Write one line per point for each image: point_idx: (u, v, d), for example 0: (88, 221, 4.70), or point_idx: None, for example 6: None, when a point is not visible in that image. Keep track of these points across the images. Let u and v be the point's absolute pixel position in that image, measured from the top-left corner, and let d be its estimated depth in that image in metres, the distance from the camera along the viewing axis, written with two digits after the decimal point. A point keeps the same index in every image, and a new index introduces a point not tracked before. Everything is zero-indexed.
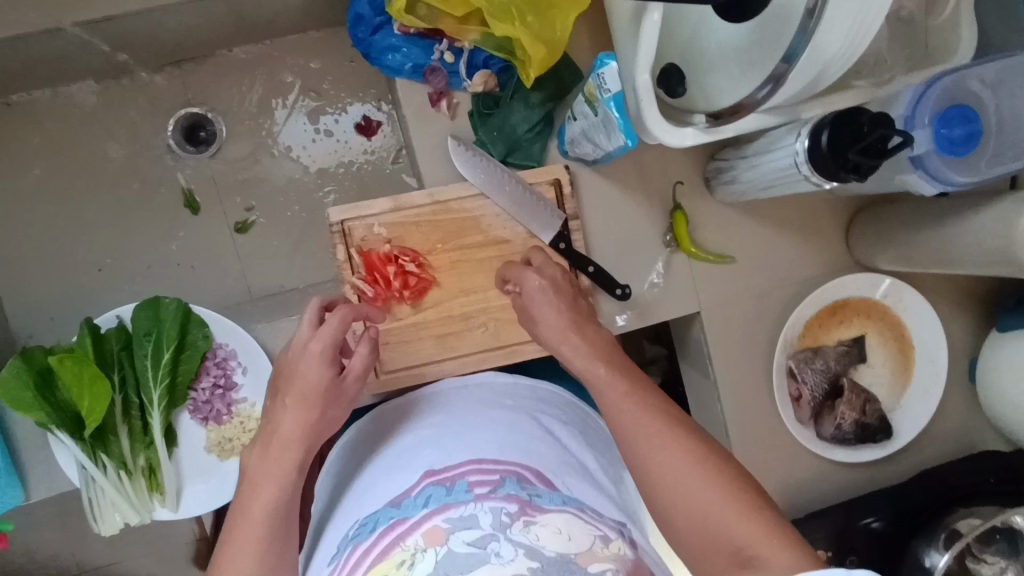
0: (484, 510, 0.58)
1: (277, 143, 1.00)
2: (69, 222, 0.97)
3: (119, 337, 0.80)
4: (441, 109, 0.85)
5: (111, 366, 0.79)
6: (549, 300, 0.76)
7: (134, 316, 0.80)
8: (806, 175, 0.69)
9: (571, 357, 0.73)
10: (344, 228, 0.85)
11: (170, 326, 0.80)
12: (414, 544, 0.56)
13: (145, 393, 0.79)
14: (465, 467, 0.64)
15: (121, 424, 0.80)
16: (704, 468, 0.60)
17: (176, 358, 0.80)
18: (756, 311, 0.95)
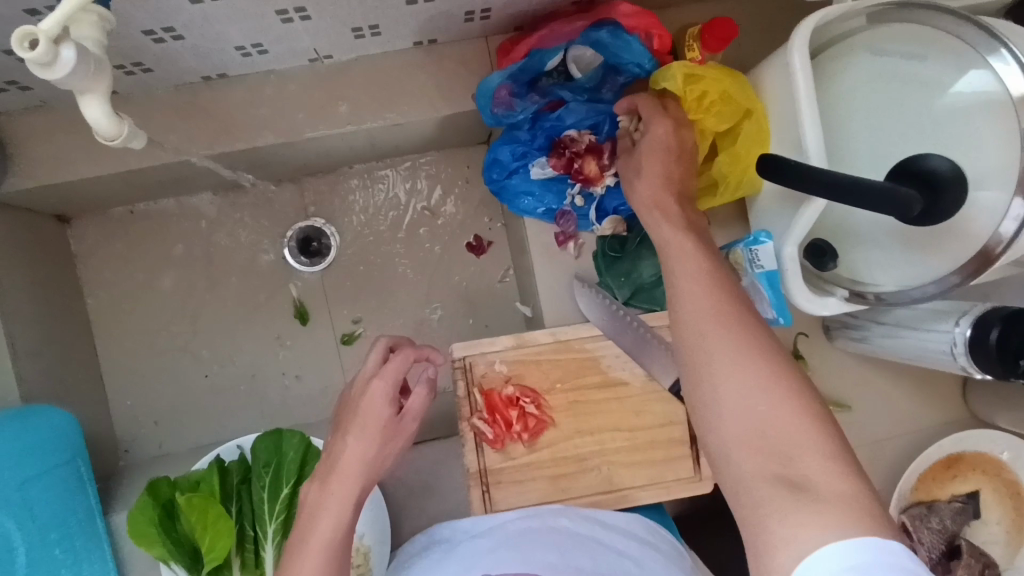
0: None
1: (389, 257, 1.01)
2: (181, 326, 0.98)
3: (240, 469, 0.80)
4: (567, 249, 0.87)
5: (231, 499, 0.79)
6: (656, 153, 0.69)
7: (255, 446, 0.80)
8: (962, 364, 0.68)
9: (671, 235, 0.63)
10: (466, 364, 0.84)
11: (291, 461, 0.80)
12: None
13: (260, 526, 0.78)
14: None
15: (234, 558, 0.78)
16: (774, 400, 0.48)
17: (294, 492, 0.79)
18: (868, 461, 0.93)
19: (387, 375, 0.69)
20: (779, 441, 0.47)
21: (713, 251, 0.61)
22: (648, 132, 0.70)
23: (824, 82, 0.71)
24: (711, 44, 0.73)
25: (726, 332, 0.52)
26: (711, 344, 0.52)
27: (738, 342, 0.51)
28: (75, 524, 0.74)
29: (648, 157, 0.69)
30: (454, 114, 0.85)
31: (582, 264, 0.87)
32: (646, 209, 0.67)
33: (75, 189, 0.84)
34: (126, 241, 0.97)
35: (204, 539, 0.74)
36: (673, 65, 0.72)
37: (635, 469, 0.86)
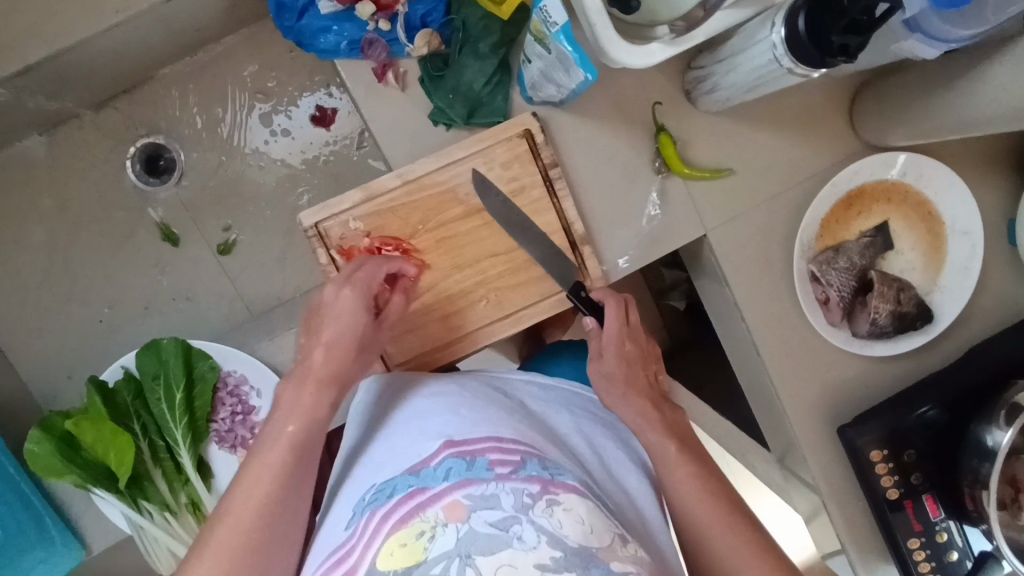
0: (506, 491, 0.59)
1: (238, 154, 0.96)
2: (60, 280, 0.96)
3: (129, 387, 0.81)
4: (388, 82, 0.80)
5: (131, 416, 0.81)
6: (625, 362, 0.79)
7: (139, 364, 0.81)
8: (790, 68, 0.63)
9: (640, 424, 0.75)
10: (319, 230, 0.81)
11: (175, 365, 0.80)
12: (434, 517, 0.58)
13: (168, 435, 0.81)
14: (486, 442, 0.65)
15: (154, 468, 0.82)
16: (698, 465, 0.71)
17: (189, 395, 0.81)
18: (767, 220, 0.89)
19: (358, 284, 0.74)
20: None
21: (698, 454, 0.73)
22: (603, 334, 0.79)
23: None
24: None
25: (664, 429, 0.74)
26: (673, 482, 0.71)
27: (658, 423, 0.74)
28: None
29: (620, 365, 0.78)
30: None
31: (412, 96, 0.81)
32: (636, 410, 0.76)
33: None
34: None
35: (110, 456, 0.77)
36: None
37: (522, 290, 0.85)
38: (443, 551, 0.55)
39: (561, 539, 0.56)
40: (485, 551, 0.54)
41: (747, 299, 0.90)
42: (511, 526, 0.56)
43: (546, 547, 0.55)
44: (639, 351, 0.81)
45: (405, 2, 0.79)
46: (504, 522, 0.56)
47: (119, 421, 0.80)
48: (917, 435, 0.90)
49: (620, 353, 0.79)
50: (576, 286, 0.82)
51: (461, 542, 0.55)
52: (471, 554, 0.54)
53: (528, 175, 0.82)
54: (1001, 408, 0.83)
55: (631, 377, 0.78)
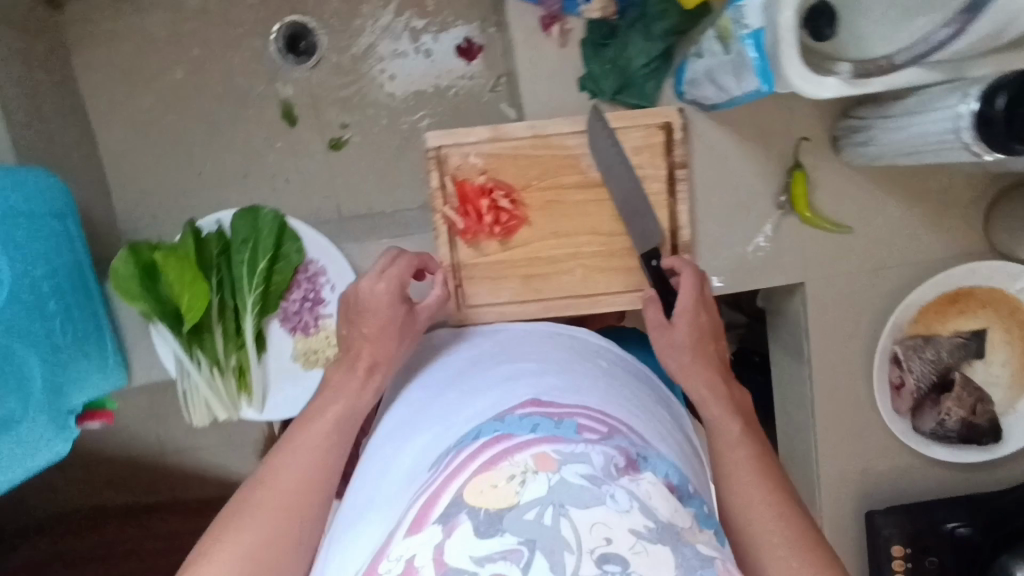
0: (595, 452, 0.57)
1: (375, 59, 0.97)
2: (176, 124, 0.99)
3: (218, 242, 0.83)
4: (552, 34, 0.80)
5: (212, 270, 0.83)
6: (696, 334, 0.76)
7: (234, 223, 0.83)
8: (966, 144, 0.62)
9: (702, 398, 0.73)
10: (440, 154, 0.81)
11: (266, 236, 0.82)
12: (523, 465, 0.54)
13: (240, 297, 0.83)
14: (571, 405, 0.64)
15: (216, 323, 0.85)
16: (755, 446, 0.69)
17: (270, 268, 0.83)
18: (866, 289, 0.87)
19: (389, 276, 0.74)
20: None
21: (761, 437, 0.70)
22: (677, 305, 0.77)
23: None
24: None
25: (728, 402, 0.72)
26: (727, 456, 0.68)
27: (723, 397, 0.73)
28: (65, 278, 0.77)
29: (688, 334, 0.75)
30: None
31: (567, 55, 0.81)
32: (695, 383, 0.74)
33: None
34: (117, 31, 0.96)
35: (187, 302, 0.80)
36: None
37: (610, 275, 0.85)
38: (536, 497, 0.51)
39: (653, 509, 0.52)
40: (577, 502, 0.50)
41: (818, 359, 0.89)
42: (603, 485, 0.52)
43: (639, 513, 0.50)
44: (712, 326, 0.77)
45: None
46: (596, 479, 0.52)
47: (202, 271, 0.82)
48: (944, 547, 0.87)
49: (692, 324, 0.76)
50: (652, 251, 0.80)
51: (553, 492, 0.51)
52: (565, 503, 0.50)
53: (654, 168, 0.82)
54: None
55: (698, 347, 0.75)
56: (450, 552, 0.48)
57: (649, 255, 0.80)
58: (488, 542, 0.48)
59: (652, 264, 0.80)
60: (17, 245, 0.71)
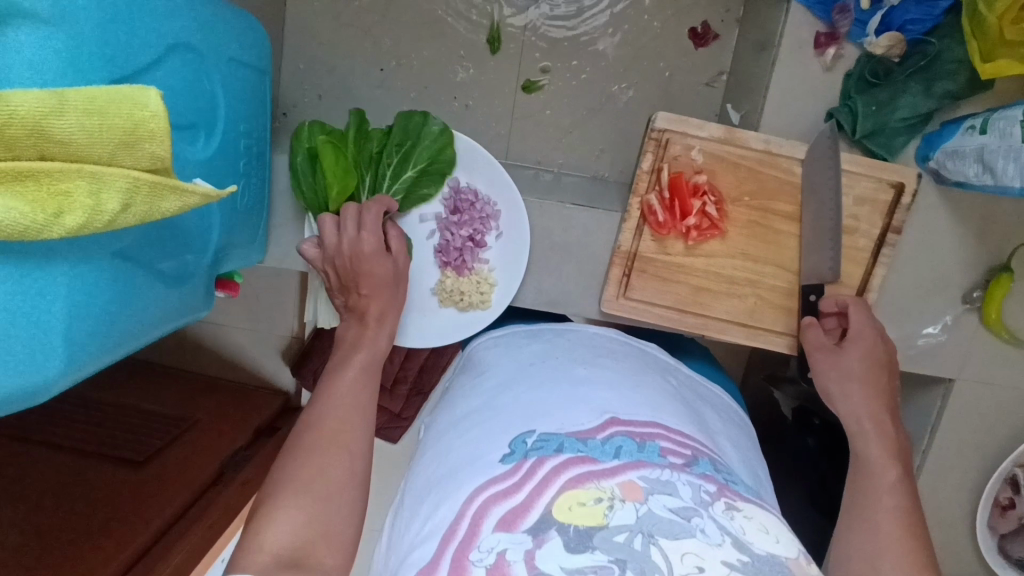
0: (682, 481, 0.56)
1: (606, 14, 0.90)
2: (373, 10, 0.92)
3: (377, 140, 0.80)
4: (824, 55, 0.75)
5: (363, 169, 0.79)
6: (866, 362, 0.73)
7: (392, 123, 0.79)
8: None
9: (862, 432, 0.70)
10: (663, 138, 0.77)
11: (426, 147, 0.79)
12: (611, 490, 0.53)
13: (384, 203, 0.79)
14: (650, 428, 0.64)
15: None
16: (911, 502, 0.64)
17: (418, 176, 0.80)
18: (1012, 406, 0.86)
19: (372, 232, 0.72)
20: None
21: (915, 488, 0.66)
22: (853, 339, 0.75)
23: None
24: None
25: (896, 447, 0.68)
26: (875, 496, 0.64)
27: (886, 444, 0.68)
28: (254, 141, 0.71)
29: (860, 361, 0.73)
30: None
31: (828, 82, 0.77)
32: (856, 418, 0.71)
33: None
34: None
35: (337, 194, 0.75)
36: None
37: (779, 313, 0.82)
38: (624, 523, 0.50)
39: (746, 543, 0.50)
40: (667, 534, 0.49)
41: (937, 456, 0.88)
42: (693, 517, 0.51)
43: (731, 549, 0.49)
44: (887, 358, 0.75)
45: None
46: (686, 512, 0.51)
47: (355, 166, 0.78)
48: None
49: (864, 350, 0.74)
50: (813, 286, 0.78)
51: (641, 520, 0.50)
52: (655, 535, 0.49)
53: (867, 223, 0.79)
54: None
55: (869, 373, 0.73)
56: (542, 560, 0.48)
57: (809, 289, 0.78)
58: (579, 558, 0.47)
59: (810, 299, 0.78)
60: (233, 88, 0.65)
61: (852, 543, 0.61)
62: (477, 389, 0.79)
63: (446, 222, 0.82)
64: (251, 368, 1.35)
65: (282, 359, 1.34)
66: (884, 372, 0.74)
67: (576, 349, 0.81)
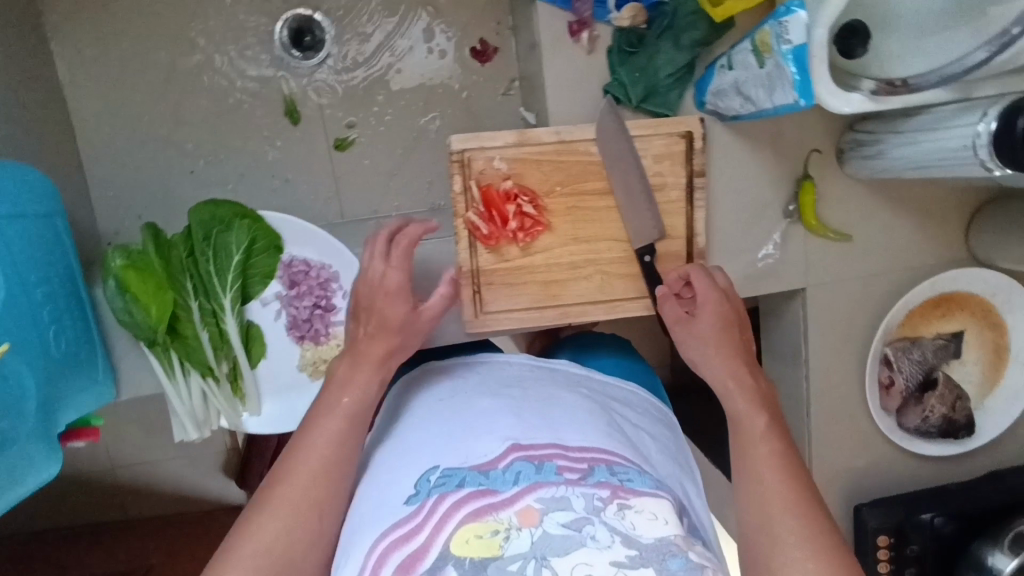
0: (576, 493, 0.54)
1: (389, 58, 0.94)
2: (166, 119, 0.92)
3: (183, 243, 0.77)
4: (580, 41, 0.80)
5: (183, 274, 0.77)
6: (714, 324, 0.76)
7: (190, 220, 0.77)
8: (981, 160, 0.66)
9: (727, 389, 0.71)
10: (463, 158, 0.80)
11: (238, 232, 0.78)
12: (508, 519, 0.52)
13: (215, 300, 0.78)
14: (552, 440, 0.61)
15: (199, 330, 0.79)
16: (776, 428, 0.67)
17: (245, 261, 0.79)
18: (862, 293, 0.93)
19: (394, 270, 0.71)
20: None
21: (784, 430, 0.68)
22: (700, 306, 0.77)
23: None
24: None
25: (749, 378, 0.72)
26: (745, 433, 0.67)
27: (748, 390, 0.70)
28: (57, 284, 0.70)
29: (709, 322, 0.76)
30: None
31: (595, 62, 0.81)
32: (719, 382, 0.72)
33: None
34: (100, 16, 0.88)
35: (157, 310, 0.74)
36: None
37: (626, 280, 0.86)
38: (519, 552, 0.50)
39: (635, 538, 0.51)
40: (558, 555, 0.49)
41: (818, 360, 0.94)
42: (585, 526, 0.51)
43: (620, 547, 0.50)
44: (735, 315, 0.78)
45: None
46: (577, 522, 0.51)
47: (172, 276, 0.76)
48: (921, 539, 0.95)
49: (714, 311, 0.77)
50: (647, 247, 0.83)
51: (536, 544, 0.50)
52: (548, 557, 0.49)
53: (674, 176, 0.83)
54: (1006, 533, 0.91)
55: (721, 332, 0.76)
56: None
57: (644, 250, 0.83)
58: None
59: (646, 259, 0.83)
60: (12, 243, 0.64)
61: (743, 491, 0.63)
62: (376, 433, 0.73)
63: (289, 298, 0.82)
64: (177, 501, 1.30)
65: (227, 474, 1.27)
66: (734, 330, 0.76)
67: (479, 365, 0.78)
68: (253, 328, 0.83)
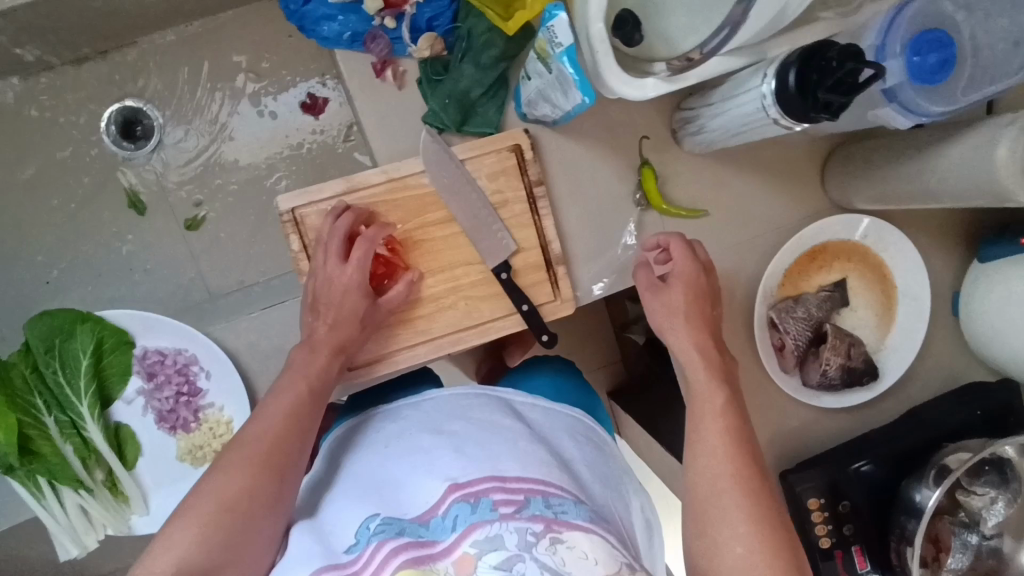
0: (509, 529, 0.57)
1: (223, 130, 0.94)
2: (9, 237, 0.91)
3: (26, 361, 0.76)
4: (387, 79, 0.80)
5: (32, 392, 0.76)
6: (691, 297, 0.79)
7: (28, 337, 0.76)
8: (775, 118, 0.65)
9: (692, 360, 0.76)
10: (296, 216, 0.79)
11: (79, 338, 0.76)
12: (443, 569, 0.56)
13: (71, 410, 0.76)
14: (490, 475, 0.62)
15: (62, 443, 0.77)
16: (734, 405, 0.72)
17: (96, 364, 0.77)
18: (735, 263, 0.92)
19: (359, 265, 0.77)
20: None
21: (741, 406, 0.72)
22: (675, 274, 0.79)
23: None
24: None
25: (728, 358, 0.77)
26: (699, 417, 0.71)
27: (710, 360, 0.75)
28: None
29: (677, 291, 0.78)
30: None
31: (409, 95, 0.81)
32: (686, 350, 0.77)
33: None
34: None
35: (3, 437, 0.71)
36: None
37: (492, 301, 0.84)
38: None
39: None
40: None
41: None
42: (514, 565, 0.55)
43: None
44: (708, 288, 0.81)
45: (415, 4, 0.79)
46: (507, 563, 0.55)
47: (19, 397, 0.75)
48: (853, 490, 0.91)
49: (686, 286, 0.79)
50: (502, 263, 0.83)
51: None
52: None
53: (513, 190, 0.83)
54: (930, 467, 0.88)
55: (693, 309, 0.78)
56: None
57: (500, 267, 0.83)
58: None
59: (502, 277, 0.83)
60: None
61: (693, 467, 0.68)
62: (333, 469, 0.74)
63: (150, 391, 0.80)
64: None
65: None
66: (700, 300, 0.79)
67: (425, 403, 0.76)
68: (120, 429, 0.81)
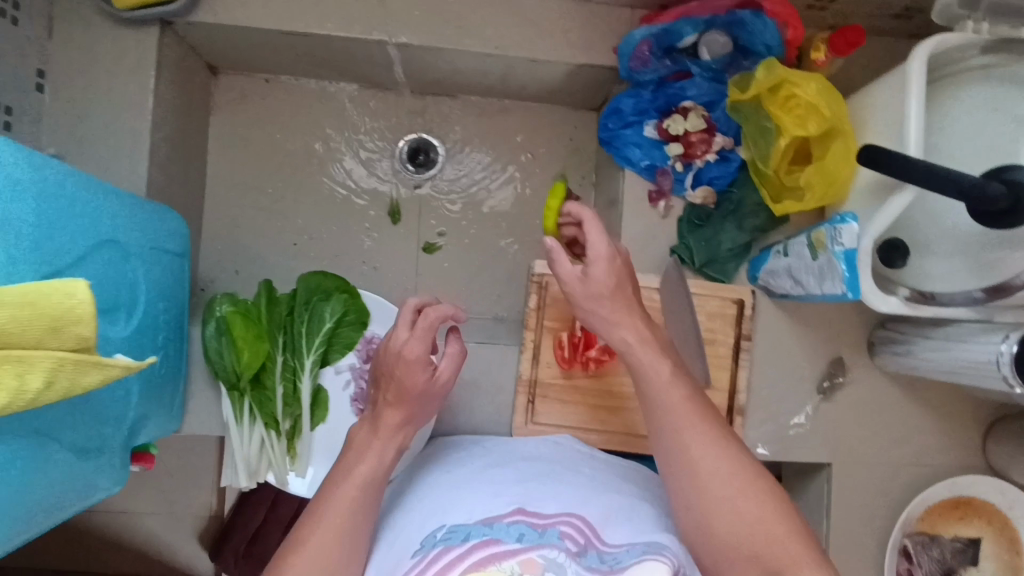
0: (575, 568, 0.50)
1: (485, 185, 1.09)
2: (283, 197, 1.06)
3: (287, 303, 0.87)
4: (657, 207, 0.94)
5: (278, 329, 0.86)
6: (625, 298, 0.67)
7: (298, 284, 0.87)
8: (1003, 376, 0.74)
9: (631, 343, 0.65)
10: (542, 280, 0.91)
11: (334, 302, 0.87)
12: (510, 571, 0.49)
13: (299, 358, 0.85)
14: (559, 514, 0.59)
15: (277, 383, 0.85)
16: (767, 475, 0.57)
17: (334, 329, 0.86)
18: (883, 480, 0.97)
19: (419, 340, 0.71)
20: (767, 555, 0.53)
21: (712, 409, 0.62)
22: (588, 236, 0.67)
23: (943, 102, 0.74)
24: (838, 46, 0.79)
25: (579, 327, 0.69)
26: (671, 432, 0.60)
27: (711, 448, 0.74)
28: (173, 321, 0.79)
29: (606, 278, 0.65)
30: (586, 65, 0.94)
31: (667, 226, 0.95)
32: (611, 320, 0.66)
33: (234, 38, 0.93)
34: (258, 106, 1.07)
35: (249, 357, 0.82)
36: (771, 64, 0.81)
37: None
38: None
39: None
40: None
41: (837, 539, 0.96)
42: None
43: None
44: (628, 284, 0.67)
45: (706, 160, 0.92)
46: None
47: (268, 331, 0.85)
48: None
49: (612, 271, 0.66)
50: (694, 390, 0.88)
51: None
52: None
53: (723, 335, 0.93)
54: None
55: (619, 301, 0.66)
56: None
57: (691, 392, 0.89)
58: None
59: None
60: (156, 276, 0.74)
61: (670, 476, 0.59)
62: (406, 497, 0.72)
63: (360, 370, 0.89)
64: (165, 559, 1.26)
65: (200, 543, 1.26)
66: (638, 314, 0.67)
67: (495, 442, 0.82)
68: (320, 387, 0.88)
